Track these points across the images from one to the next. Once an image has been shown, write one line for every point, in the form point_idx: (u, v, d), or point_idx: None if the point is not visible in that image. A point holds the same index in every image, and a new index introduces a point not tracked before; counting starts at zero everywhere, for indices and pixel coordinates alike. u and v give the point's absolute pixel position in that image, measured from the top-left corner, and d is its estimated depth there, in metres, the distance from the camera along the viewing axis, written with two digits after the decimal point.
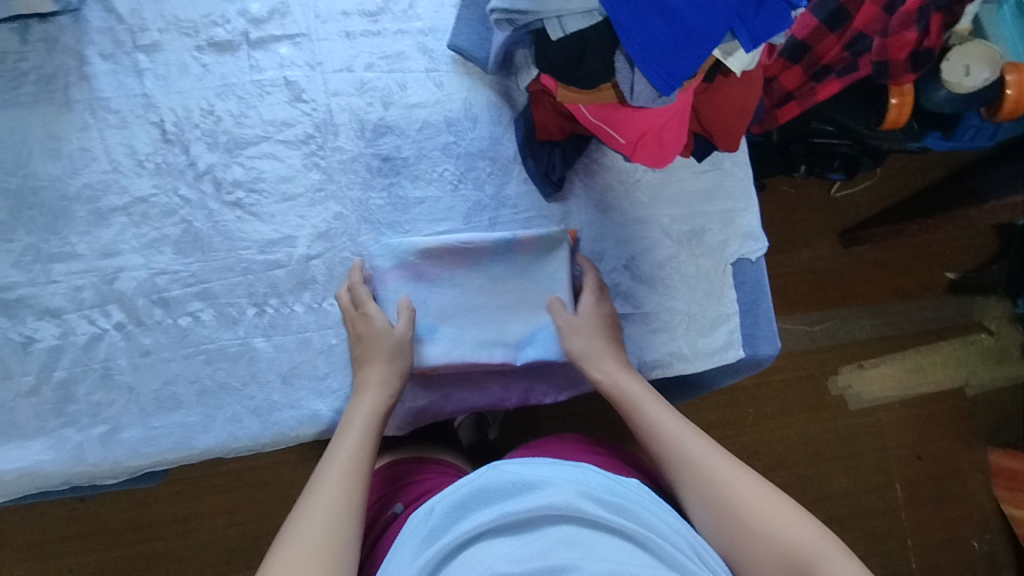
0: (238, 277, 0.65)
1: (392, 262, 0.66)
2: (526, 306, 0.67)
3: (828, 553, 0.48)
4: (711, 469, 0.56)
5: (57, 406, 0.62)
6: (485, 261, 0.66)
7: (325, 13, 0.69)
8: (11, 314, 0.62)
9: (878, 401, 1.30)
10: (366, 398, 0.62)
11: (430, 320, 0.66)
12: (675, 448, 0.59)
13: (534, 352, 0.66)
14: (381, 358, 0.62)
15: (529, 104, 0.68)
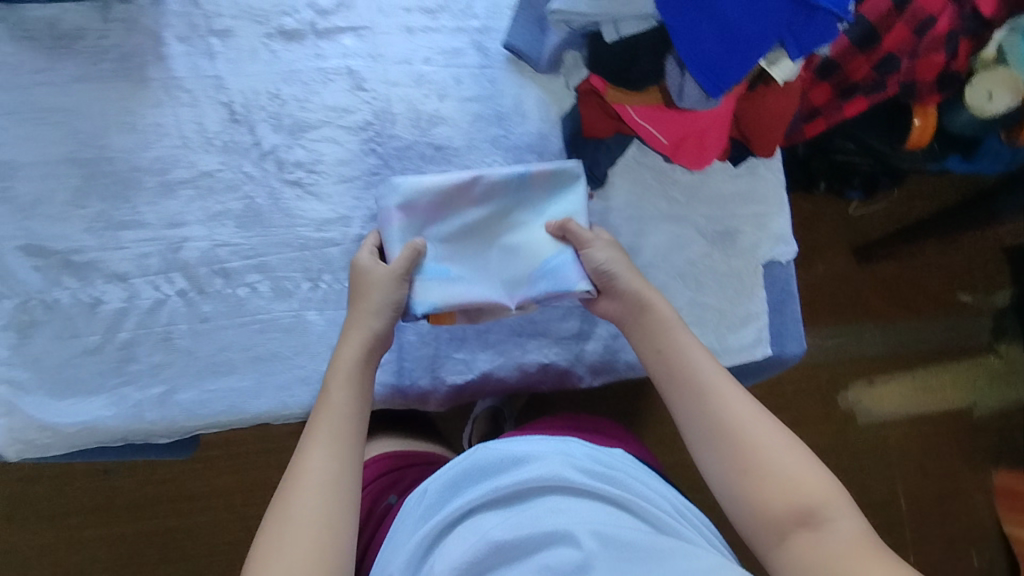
0: (295, 253, 0.69)
1: (401, 202, 0.64)
2: (539, 238, 0.66)
3: (834, 499, 0.53)
4: (724, 403, 0.58)
5: (119, 365, 0.65)
6: (495, 194, 0.66)
7: (388, 8, 0.72)
8: (80, 276, 0.66)
9: (886, 418, 1.33)
10: (353, 335, 0.62)
11: (440, 261, 0.65)
12: (692, 377, 0.61)
13: (548, 287, 0.64)
14: (367, 304, 0.62)
15: (576, 103, 0.72)
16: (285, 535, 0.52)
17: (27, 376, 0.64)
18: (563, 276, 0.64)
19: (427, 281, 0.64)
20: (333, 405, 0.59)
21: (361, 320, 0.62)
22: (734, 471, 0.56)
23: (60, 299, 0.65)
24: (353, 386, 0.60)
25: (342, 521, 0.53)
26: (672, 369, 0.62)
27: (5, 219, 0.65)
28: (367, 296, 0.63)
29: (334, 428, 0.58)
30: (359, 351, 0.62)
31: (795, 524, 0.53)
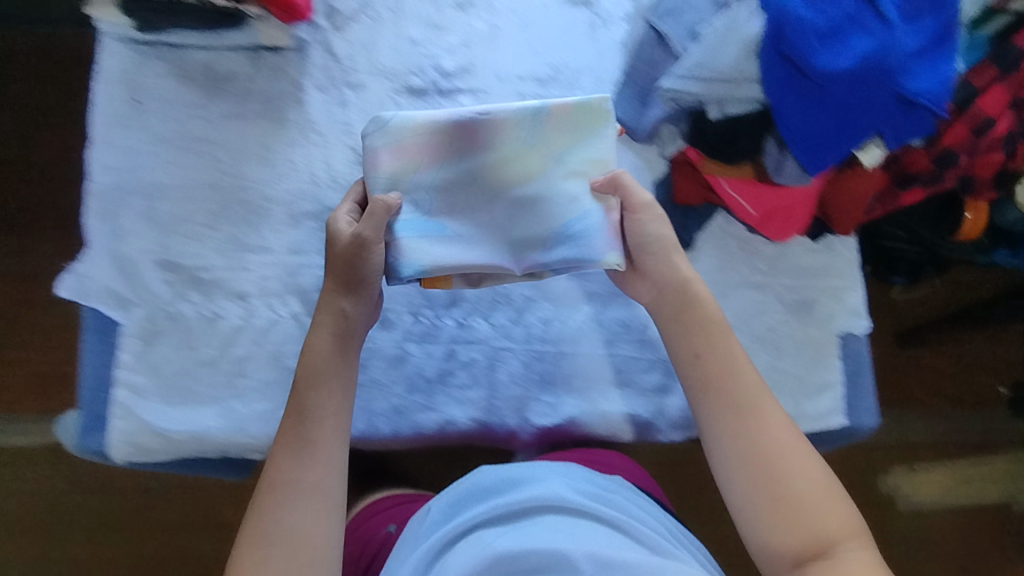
0: (401, 286, 0.73)
1: (395, 146, 0.66)
2: (557, 192, 0.66)
3: (848, 530, 0.59)
4: (765, 427, 0.62)
5: (231, 379, 0.69)
6: (507, 141, 0.66)
7: (504, 75, 0.79)
8: (204, 292, 0.71)
9: (925, 507, 1.32)
10: (324, 329, 0.65)
11: (438, 215, 0.66)
12: (736, 393, 0.63)
13: (561, 253, 0.65)
14: (350, 269, 0.64)
15: (671, 172, 0.79)
16: (274, 536, 0.58)
17: (147, 382, 0.68)
18: (589, 245, 0.65)
19: (425, 236, 0.66)
20: (310, 408, 0.63)
21: (337, 321, 0.65)
22: (760, 501, 0.60)
23: (184, 311, 0.70)
24: (328, 388, 0.64)
25: (327, 521, 0.60)
26: (715, 382, 0.64)
27: (146, 236, 0.71)
28: (347, 281, 0.65)
29: (309, 435, 0.62)
30: (335, 352, 0.65)
31: (811, 549, 0.58)
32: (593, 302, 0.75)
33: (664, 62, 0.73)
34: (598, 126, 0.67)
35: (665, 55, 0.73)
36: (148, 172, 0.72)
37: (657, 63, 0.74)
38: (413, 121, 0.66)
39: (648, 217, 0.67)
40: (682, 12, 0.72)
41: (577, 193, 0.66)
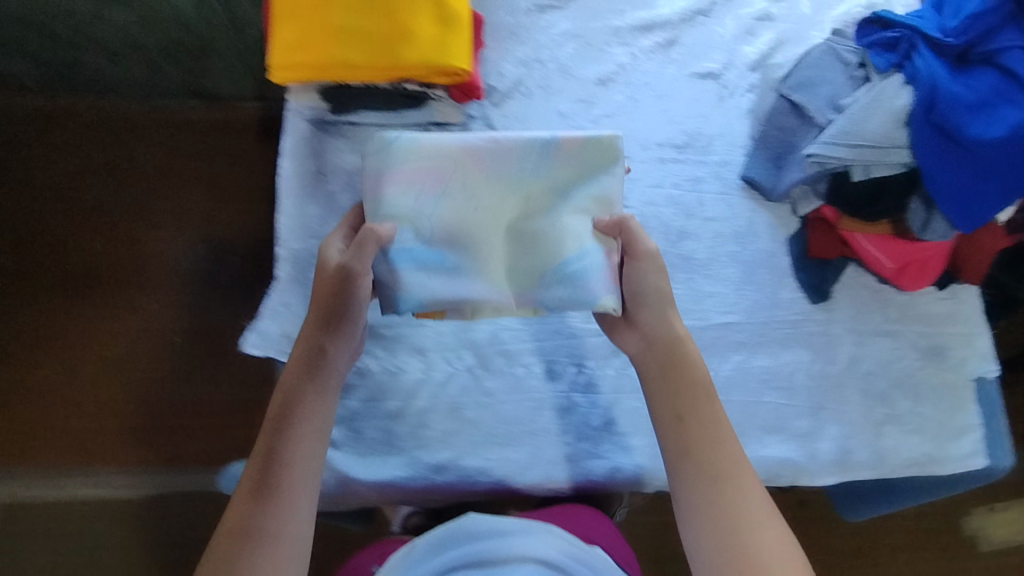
0: (563, 339, 0.78)
1: (395, 170, 0.68)
2: (557, 228, 0.68)
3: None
4: (742, 495, 0.61)
5: (414, 430, 0.74)
6: (512, 170, 0.69)
7: (646, 143, 0.86)
8: (387, 347, 0.76)
9: (1009, 548, 1.30)
10: (297, 363, 0.66)
11: (436, 244, 0.68)
12: (717, 457, 0.62)
13: (558, 293, 0.67)
14: (334, 301, 0.66)
15: (803, 229, 0.85)
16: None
17: (338, 434, 0.73)
18: (584, 286, 0.67)
19: (423, 265, 0.68)
20: (280, 447, 0.62)
21: (313, 360, 0.66)
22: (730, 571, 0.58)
23: (371, 366, 0.75)
24: (299, 428, 0.63)
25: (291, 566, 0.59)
26: (693, 441, 0.63)
27: None
28: (327, 316, 0.67)
29: (277, 475, 0.61)
30: (310, 390, 0.65)
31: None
32: (740, 352, 0.80)
33: (801, 130, 0.80)
34: (605, 164, 0.70)
35: (801, 123, 0.80)
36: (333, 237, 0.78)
37: (792, 131, 0.81)
38: (420, 146, 0.69)
39: (650, 267, 0.69)
40: (818, 85, 0.79)
41: (578, 230, 0.69)
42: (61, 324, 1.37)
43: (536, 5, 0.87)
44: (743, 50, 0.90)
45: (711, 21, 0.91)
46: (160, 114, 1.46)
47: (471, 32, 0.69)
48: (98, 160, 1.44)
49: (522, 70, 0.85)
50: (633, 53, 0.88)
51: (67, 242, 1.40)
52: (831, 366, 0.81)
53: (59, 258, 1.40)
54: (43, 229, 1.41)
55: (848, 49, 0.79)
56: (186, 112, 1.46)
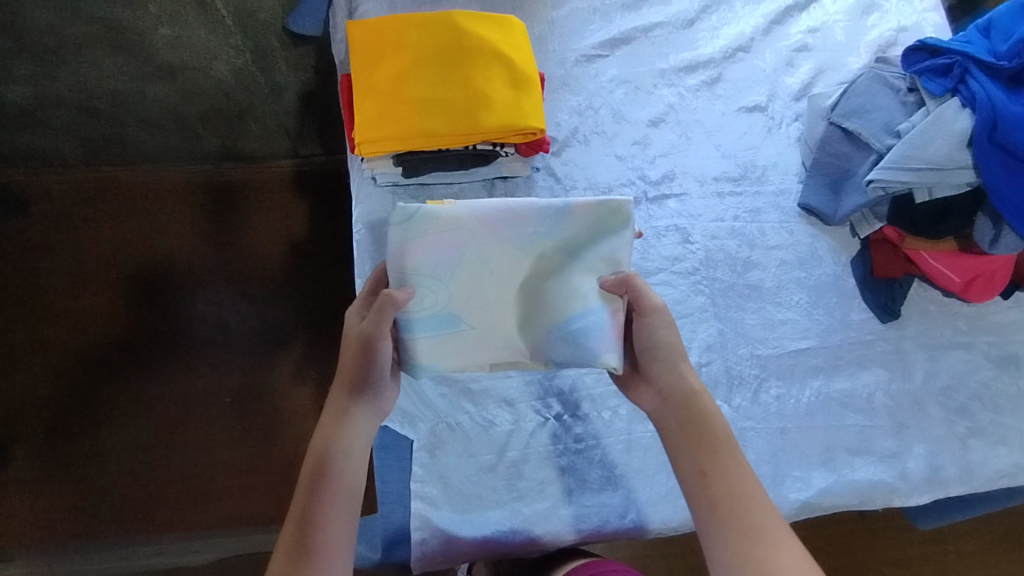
0: None
1: (407, 238, 0.65)
2: (567, 290, 0.67)
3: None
4: (775, 549, 0.56)
5: (510, 482, 0.73)
6: (525, 235, 0.67)
7: (703, 178, 0.88)
8: (477, 402, 0.75)
9: None
10: (326, 422, 0.63)
11: (450, 311, 0.66)
12: (741, 508, 0.57)
13: (567, 352, 0.66)
14: (357, 361, 0.64)
15: (865, 249, 0.86)
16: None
17: (436, 493, 0.72)
18: (591, 344, 0.65)
19: (436, 331, 0.66)
20: (312, 510, 0.58)
21: (339, 421, 0.63)
22: None
23: (462, 422, 0.75)
24: (332, 488, 0.59)
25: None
26: (717, 493, 0.58)
27: None
28: (355, 376, 0.64)
29: (311, 539, 0.57)
30: (339, 450, 0.62)
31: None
32: (819, 378, 0.81)
33: (856, 156, 0.83)
34: (617, 228, 0.69)
35: (855, 149, 0.83)
36: None
37: (847, 158, 0.83)
38: (431, 212, 0.66)
39: (659, 320, 0.65)
40: (869, 112, 0.81)
41: (587, 290, 0.67)
42: (103, 399, 1.29)
43: (584, 55, 0.91)
44: (785, 81, 0.93)
45: (751, 56, 0.94)
46: (186, 173, 1.36)
47: (540, 87, 0.73)
48: (125, 227, 1.33)
49: (576, 118, 0.88)
50: (680, 93, 0.91)
51: (102, 313, 1.32)
52: (909, 384, 0.82)
53: (95, 331, 1.31)
54: (74, 302, 1.32)
55: (896, 75, 0.82)
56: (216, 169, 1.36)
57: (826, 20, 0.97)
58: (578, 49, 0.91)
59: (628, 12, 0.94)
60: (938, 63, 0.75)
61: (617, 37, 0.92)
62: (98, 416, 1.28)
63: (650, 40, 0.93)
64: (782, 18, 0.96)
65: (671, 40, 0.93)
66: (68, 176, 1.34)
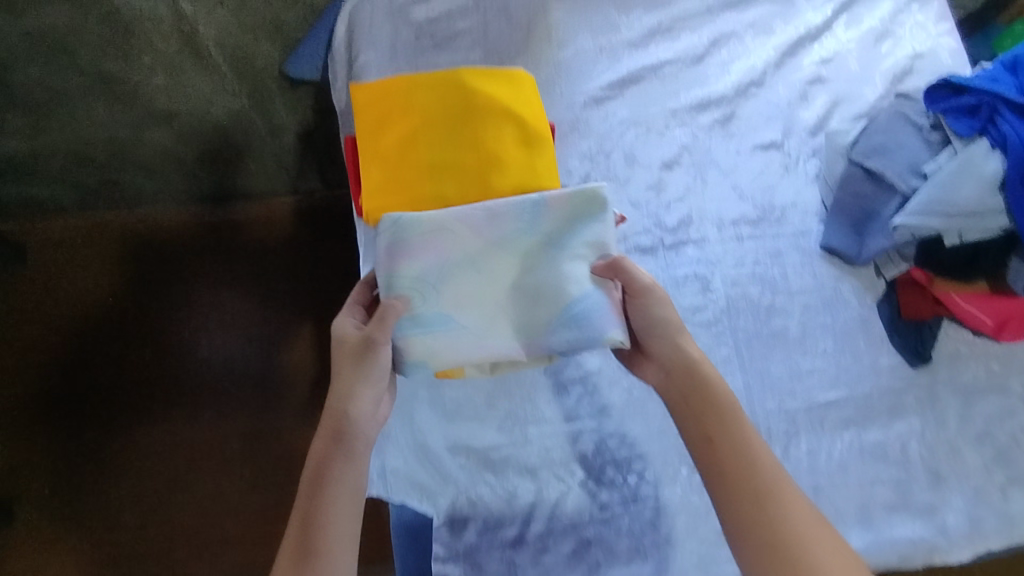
0: (673, 439, 0.76)
1: (391, 245, 0.63)
2: (561, 277, 0.64)
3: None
4: (787, 512, 0.52)
5: (537, 556, 0.71)
6: (507, 231, 0.65)
7: (721, 222, 0.85)
8: (497, 471, 0.73)
9: None
10: (327, 421, 0.60)
11: (442, 311, 0.63)
12: (752, 480, 0.54)
13: (571, 337, 0.63)
14: (355, 369, 0.61)
15: (892, 291, 0.83)
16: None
17: (459, 571, 0.71)
18: (592, 326, 0.62)
19: (428, 329, 0.63)
20: (312, 516, 0.55)
21: (338, 423, 0.60)
22: None
23: (483, 494, 0.72)
24: (331, 491, 0.56)
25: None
26: (724, 466, 0.55)
27: (434, 424, 0.74)
28: (353, 379, 0.61)
29: (312, 543, 0.54)
30: (337, 453, 0.58)
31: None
32: (850, 430, 0.78)
33: (880, 196, 0.79)
34: (596, 214, 0.66)
35: (879, 189, 0.80)
36: None
37: (870, 197, 0.80)
38: (413, 219, 0.64)
39: (654, 298, 0.62)
40: (893, 151, 0.78)
41: (578, 275, 0.64)
42: (111, 449, 1.26)
43: (593, 98, 0.88)
44: (800, 116, 0.90)
45: (764, 91, 0.91)
46: (191, 213, 1.36)
47: (552, 140, 0.70)
48: (132, 271, 1.34)
49: (588, 164, 0.85)
50: (693, 132, 0.88)
51: (107, 360, 1.30)
52: (944, 431, 0.79)
53: (101, 379, 1.29)
54: (80, 349, 1.30)
55: (918, 112, 0.80)
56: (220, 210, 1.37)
57: (839, 49, 0.94)
58: (586, 92, 0.88)
59: (636, 50, 0.91)
60: (964, 103, 0.73)
61: (626, 77, 0.89)
62: (106, 467, 1.25)
63: (659, 78, 0.90)
64: (794, 50, 0.93)
65: (681, 78, 0.91)
66: (72, 222, 1.35)
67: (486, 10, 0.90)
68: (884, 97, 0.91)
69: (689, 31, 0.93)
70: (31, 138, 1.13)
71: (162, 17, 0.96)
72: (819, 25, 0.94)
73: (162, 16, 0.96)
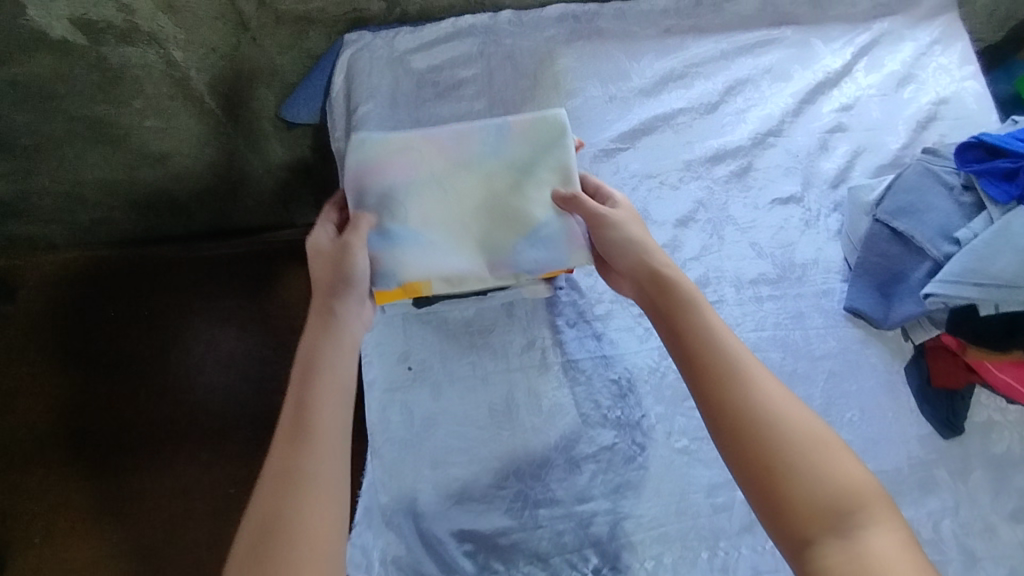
0: (691, 521, 0.73)
1: (365, 163, 0.70)
2: (523, 199, 0.70)
3: (876, 507, 0.49)
4: (755, 388, 0.54)
5: None
6: (472, 153, 0.70)
7: (739, 282, 0.81)
8: (507, 558, 0.70)
9: None
10: (316, 320, 0.63)
11: (411, 225, 0.68)
12: (718, 360, 0.56)
13: (537, 254, 0.69)
14: (335, 272, 0.65)
15: (921, 356, 0.79)
16: (278, 537, 0.49)
17: None
18: (549, 244, 0.69)
19: (400, 243, 0.68)
20: (304, 402, 0.56)
21: (327, 323, 0.62)
22: (762, 468, 0.51)
23: None
24: (321, 377, 0.58)
25: (332, 514, 0.52)
26: (696, 353, 0.57)
27: (438, 508, 0.71)
28: (333, 284, 0.64)
29: (308, 423, 0.55)
30: (327, 345, 0.60)
31: (822, 532, 0.48)
32: None
33: (908, 259, 0.75)
34: (555, 138, 0.71)
35: (906, 251, 0.76)
36: (434, 437, 0.73)
37: (897, 259, 0.76)
38: (386, 140, 0.70)
39: (618, 216, 0.67)
40: (921, 212, 0.74)
41: (540, 199, 0.70)
42: (109, 497, 1.21)
43: (603, 149, 0.84)
44: (821, 167, 0.86)
45: (783, 140, 0.87)
46: (187, 247, 1.33)
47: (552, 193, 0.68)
48: (126, 307, 1.29)
49: None
50: (709, 186, 0.84)
51: (104, 402, 1.25)
52: (975, 508, 0.75)
53: (101, 426, 1.24)
54: (75, 389, 1.26)
55: (948, 170, 0.76)
56: (218, 245, 1.34)
57: (859, 95, 0.90)
58: (595, 143, 0.84)
59: (648, 98, 0.87)
60: (1001, 168, 0.70)
61: (637, 127, 0.85)
62: (99, 513, 1.21)
63: (673, 128, 0.86)
64: (812, 97, 0.89)
65: (695, 128, 0.86)
66: (68, 257, 1.31)
67: (490, 57, 0.86)
68: (907, 147, 0.87)
69: (702, 77, 0.89)
70: (21, 184, 1.07)
71: (151, 63, 0.84)
72: (839, 70, 0.90)
73: (152, 63, 0.84)
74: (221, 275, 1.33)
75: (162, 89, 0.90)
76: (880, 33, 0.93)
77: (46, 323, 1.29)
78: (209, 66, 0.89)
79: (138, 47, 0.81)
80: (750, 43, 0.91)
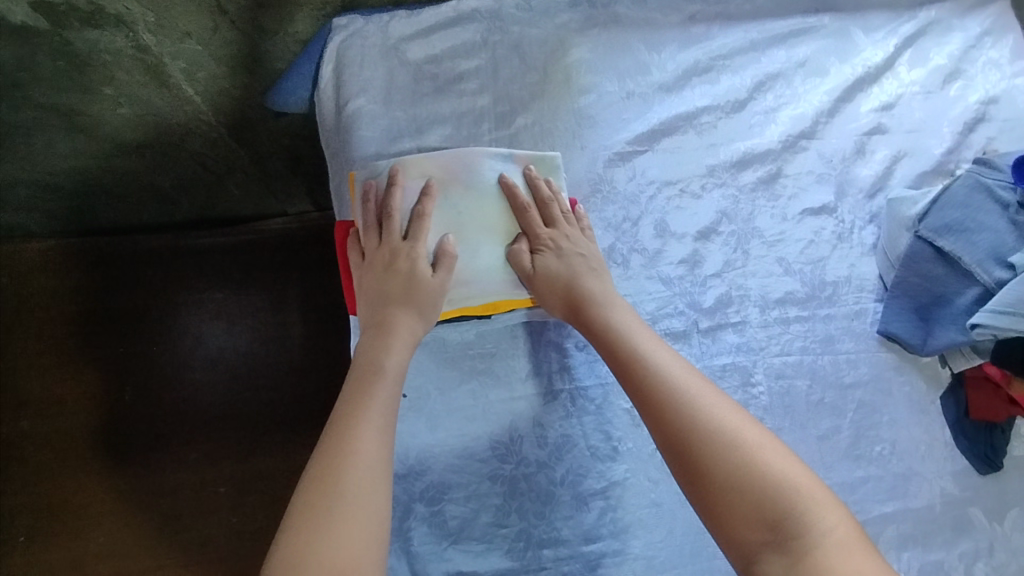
0: (705, 562, 0.68)
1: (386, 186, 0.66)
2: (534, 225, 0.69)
3: (814, 509, 0.49)
4: (684, 405, 0.55)
5: None
6: (480, 181, 0.68)
7: (764, 302, 0.74)
8: None
9: None
10: (393, 328, 0.63)
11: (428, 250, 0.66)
12: (663, 385, 0.57)
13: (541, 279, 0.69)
14: (406, 287, 0.64)
15: (959, 386, 0.73)
16: (331, 506, 0.50)
17: None
18: None
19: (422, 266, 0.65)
20: (355, 402, 0.57)
21: (391, 331, 0.63)
22: (687, 481, 0.53)
23: None
24: (387, 374, 0.60)
25: (379, 496, 0.52)
26: (634, 377, 0.59)
27: (434, 548, 0.66)
28: (410, 298, 0.64)
29: (364, 405, 0.57)
30: (397, 343, 0.62)
31: (762, 546, 0.49)
32: (909, 549, 0.69)
33: (953, 281, 0.69)
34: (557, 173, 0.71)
35: (951, 274, 0.69)
36: (429, 472, 0.67)
37: (940, 281, 0.70)
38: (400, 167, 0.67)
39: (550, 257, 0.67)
40: (971, 231, 0.68)
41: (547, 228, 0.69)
42: (102, 499, 1.17)
43: (618, 153, 0.76)
44: (857, 173, 0.79)
45: (816, 143, 0.79)
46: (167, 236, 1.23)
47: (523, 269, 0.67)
48: (108, 302, 1.21)
49: (612, 234, 0.74)
50: (733, 195, 0.77)
51: (93, 400, 1.20)
52: (1011, 550, 0.70)
53: (89, 426, 1.19)
54: (60, 388, 1.20)
55: (1003, 184, 0.69)
56: (202, 234, 1.23)
57: (901, 93, 0.81)
58: (610, 146, 0.76)
59: (668, 94, 0.79)
60: None
61: (656, 128, 0.77)
62: (91, 515, 1.17)
63: (695, 129, 0.78)
64: (850, 94, 0.81)
65: (720, 129, 0.79)
66: (45, 247, 1.22)
67: (496, 47, 0.78)
68: (953, 152, 0.80)
69: (729, 71, 0.80)
70: None
71: (121, 49, 0.74)
72: (879, 64, 0.82)
73: (122, 49, 0.74)
74: (206, 263, 1.23)
75: (135, 75, 0.79)
76: (926, 23, 0.84)
77: (24, 317, 1.21)
78: (184, 52, 0.78)
79: (104, 30, 0.71)
80: (783, 33, 0.82)
